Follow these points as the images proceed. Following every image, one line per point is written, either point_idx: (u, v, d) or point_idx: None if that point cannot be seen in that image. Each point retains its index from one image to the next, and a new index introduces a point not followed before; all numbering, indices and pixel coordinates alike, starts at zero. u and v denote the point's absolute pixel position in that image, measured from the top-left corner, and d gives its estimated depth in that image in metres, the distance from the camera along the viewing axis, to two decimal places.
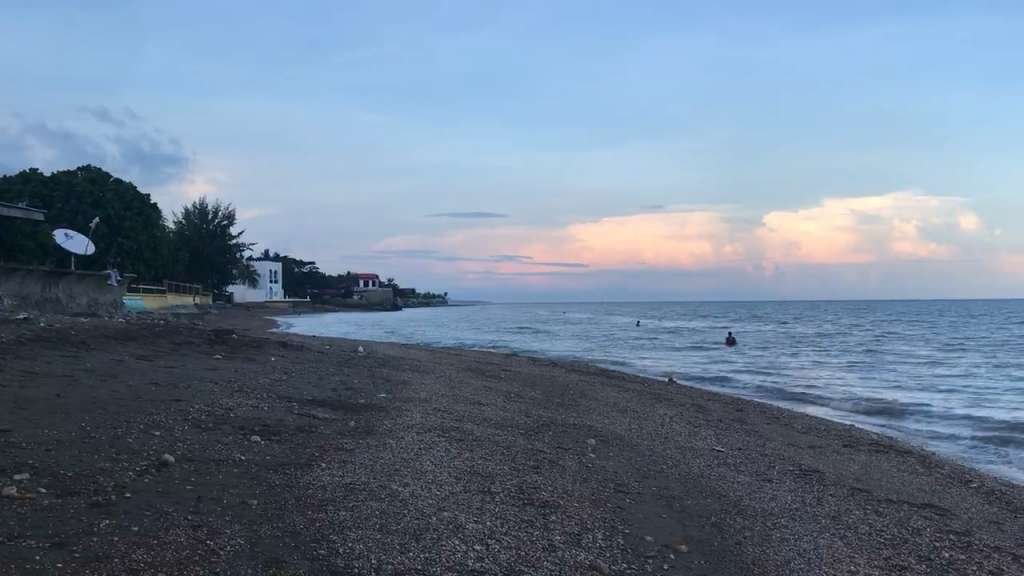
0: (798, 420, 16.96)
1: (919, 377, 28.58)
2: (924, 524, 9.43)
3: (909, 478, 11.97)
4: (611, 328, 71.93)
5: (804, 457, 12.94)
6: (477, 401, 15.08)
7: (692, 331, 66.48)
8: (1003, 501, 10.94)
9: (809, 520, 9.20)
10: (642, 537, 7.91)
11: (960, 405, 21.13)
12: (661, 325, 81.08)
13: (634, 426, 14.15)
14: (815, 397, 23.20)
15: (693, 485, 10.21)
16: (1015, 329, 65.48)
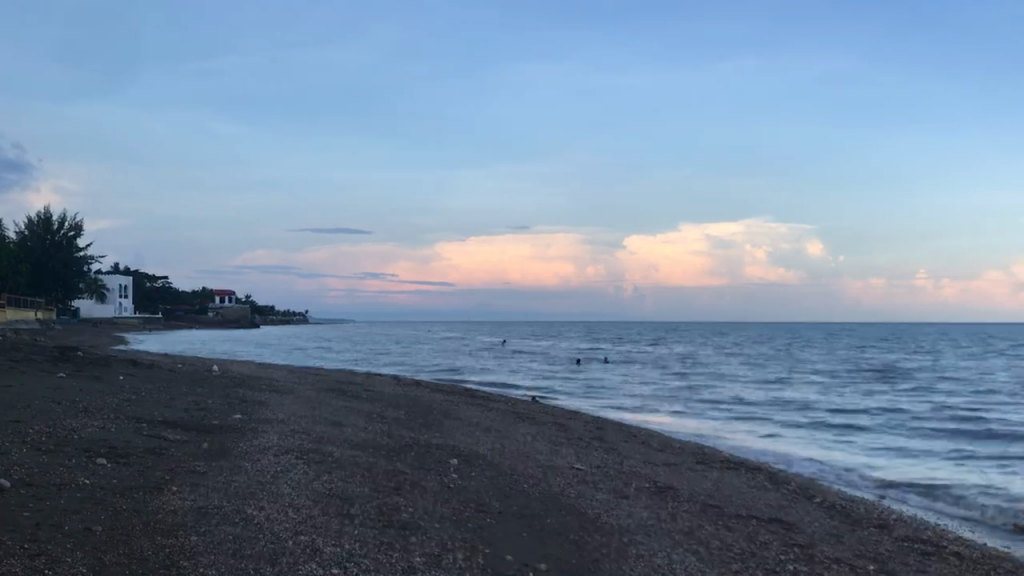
0: (654, 438, 17.39)
1: (764, 397, 29.81)
2: (772, 538, 9.84)
3: (757, 494, 12.45)
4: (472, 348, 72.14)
5: (659, 474, 13.30)
6: (337, 422, 14.81)
7: (551, 351, 67.36)
8: (843, 515, 11.57)
9: (663, 535, 9.45)
10: (502, 557, 7.93)
11: (803, 425, 22.13)
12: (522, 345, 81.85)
13: (496, 446, 14.24)
14: (670, 415, 23.86)
15: (553, 503, 10.31)
16: (845, 352, 69.39)
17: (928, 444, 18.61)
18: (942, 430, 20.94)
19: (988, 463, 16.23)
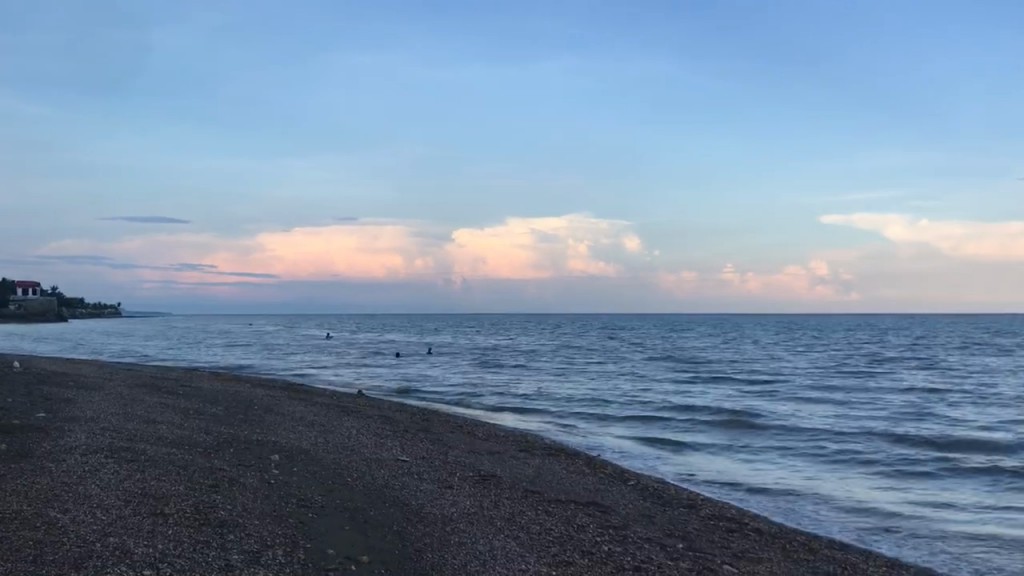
0: (479, 428, 17.69)
1: (586, 387, 30.81)
2: (589, 521, 10.24)
3: (575, 479, 12.93)
4: (300, 342, 67.23)
5: (482, 463, 13.55)
6: (150, 419, 14.22)
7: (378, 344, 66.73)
8: (656, 496, 12.18)
9: (486, 523, 9.65)
10: (324, 551, 7.89)
11: (620, 413, 23.09)
12: (348, 339, 77.13)
13: (319, 440, 14.06)
14: (494, 405, 24.32)
15: (377, 496, 10.33)
16: (660, 343, 72.56)
17: (738, 431, 19.79)
18: (750, 416, 22.30)
19: (791, 448, 17.46)
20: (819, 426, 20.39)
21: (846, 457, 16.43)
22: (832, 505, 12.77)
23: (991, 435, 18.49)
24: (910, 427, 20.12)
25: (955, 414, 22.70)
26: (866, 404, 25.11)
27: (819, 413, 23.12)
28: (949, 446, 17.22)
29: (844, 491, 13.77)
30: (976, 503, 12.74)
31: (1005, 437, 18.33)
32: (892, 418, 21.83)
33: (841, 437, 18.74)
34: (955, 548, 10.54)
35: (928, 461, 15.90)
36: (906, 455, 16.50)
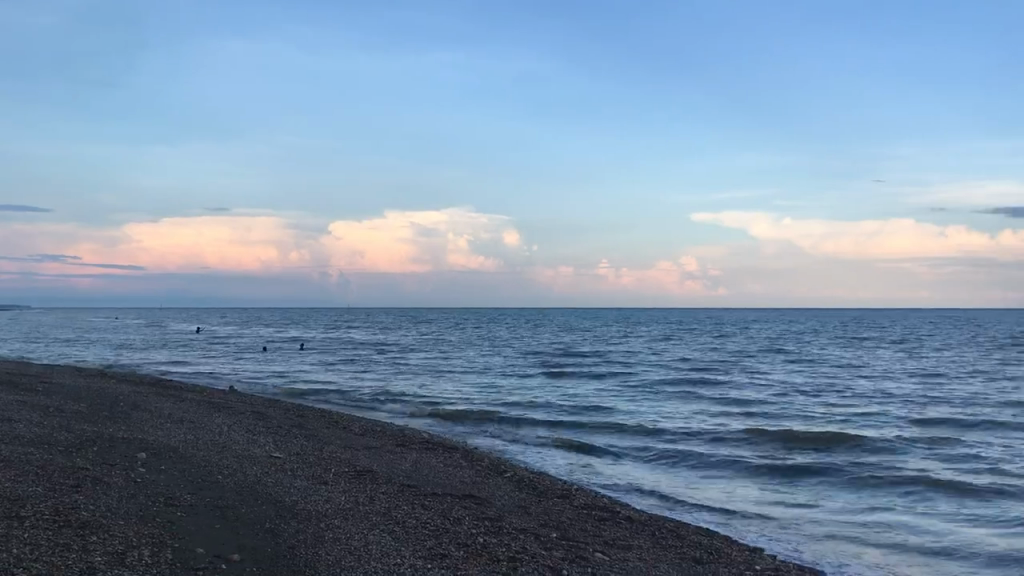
0: (355, 423, 17.51)
1: (463, 381, 30.78)
2: (464, 514, 10.31)
3: (452, 473, 12.98)
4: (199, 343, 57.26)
5: (358, 459, 13.44)
6: (5, 418, 13.50)
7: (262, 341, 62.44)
8: (531, 487, 12.35)
9: (361, 518, 9.59)
10: (193, 550, 7.70)
11: (496, 407, 23.20)
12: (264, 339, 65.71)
13: (190, 438, 13.67)
14: (370, 401, 24.04)
15: (249, 493, 10.12)
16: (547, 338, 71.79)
17: (613, 424, 20.21)
18: (624, 411, 22.76)
19: (665, 442, 17.94)
20: (690, 421, 20.99)
21: (714, 451, 16.96)
22: (700, 497, 13.21)
23: (848, 430, 19.47)
24: (773, 421, 20.93)
25: (816, 408, 23.76)
26: (734, 398, 26.01)
27: (688, 408, 23.80)
28: (811, 439, 18.02)
29: (714, 484, 14.24)
30: (835, 495, 13.39)
31: (861, 431, 19.31)
32: (757, 413, 22.63)
33: (710, 430, 19.38)
34: (817, 537, 11.06)
35: (789, 455, 16.57)
36: (771, 449, 17.18)
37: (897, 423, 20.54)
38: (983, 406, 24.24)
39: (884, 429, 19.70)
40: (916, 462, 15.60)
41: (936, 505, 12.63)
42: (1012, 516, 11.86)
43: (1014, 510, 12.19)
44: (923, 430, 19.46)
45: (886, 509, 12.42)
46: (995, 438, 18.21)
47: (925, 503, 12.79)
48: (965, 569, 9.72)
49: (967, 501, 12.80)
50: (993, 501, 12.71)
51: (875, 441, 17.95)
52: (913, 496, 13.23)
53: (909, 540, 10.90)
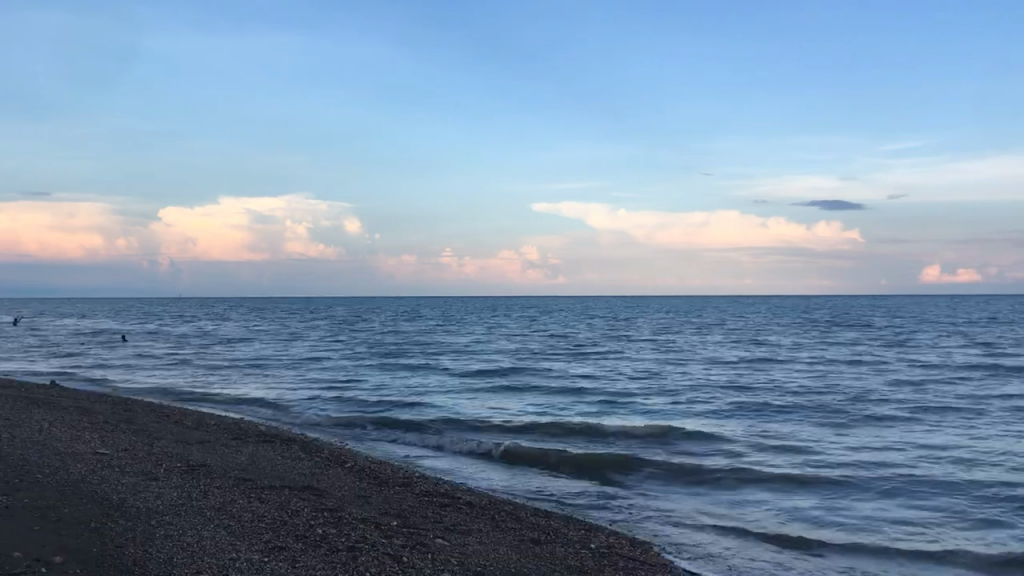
0: (188, 417, 16.89)
1: (299, 373, 30.15)
2: (302, 506, 10.17)
3: (290, 465, 12.75)
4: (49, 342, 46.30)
5: (191, 453, 12.98)
6: None
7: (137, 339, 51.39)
8: (372, 477, 12.29)
9: (194, 514, 9.31)
10: (10, 555, 7.27)
11: (335, 399, 22.85)
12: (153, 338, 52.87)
13: (4, 436, 12.82)
14: (202, 394, 23.19)
15: (72, 492, 9.62)
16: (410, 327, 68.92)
17: (454, 414, 20.35)
18: (464, 401, 22.86)
19: (507, 432, 18.17)
20: (531, 410, 21.37)
21: (552, 440, 17.30)
22: (541, 486, 13.47)
23: (680, 417, 20.32)
24: (607, 410, 21.54)
25: (649, 395, 24.66)
26: (572, 386, 26.68)
27: (526, 397, 24.17)
28: (643, 427, 18.65)
29: (556, 472, 14.57)
30: (670, 480, 13.94)
31: (693, 418, 20.18)
32: (593, 402, 23.22)
33: (551, 420, 19.80)
34: (652, 520, 11.49)
35: (624, 443, 17.10)
36: (609, 437, 17.69)
37: (725, 410, 21.60)
38: (802, 391, 25.82)
39: (710, 416, 20.64)
40: (744, 449, 16.44)
41: (763, 488, 13.36)
42: (831, 499, 12.69)
43: (832, 492, 13.04)
44: (748, 416, 20.55)
45: (719, 495, 13.03)
46: (810, 424, 19.40)
47: (753, 486, 13.50)
48: (789, 547, 10.34)
49: (790, 483, 13.60)
50: (814, 484, 13.56)
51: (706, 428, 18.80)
52: (742, 479, 13.95)
53: (740, 522, 11.48)
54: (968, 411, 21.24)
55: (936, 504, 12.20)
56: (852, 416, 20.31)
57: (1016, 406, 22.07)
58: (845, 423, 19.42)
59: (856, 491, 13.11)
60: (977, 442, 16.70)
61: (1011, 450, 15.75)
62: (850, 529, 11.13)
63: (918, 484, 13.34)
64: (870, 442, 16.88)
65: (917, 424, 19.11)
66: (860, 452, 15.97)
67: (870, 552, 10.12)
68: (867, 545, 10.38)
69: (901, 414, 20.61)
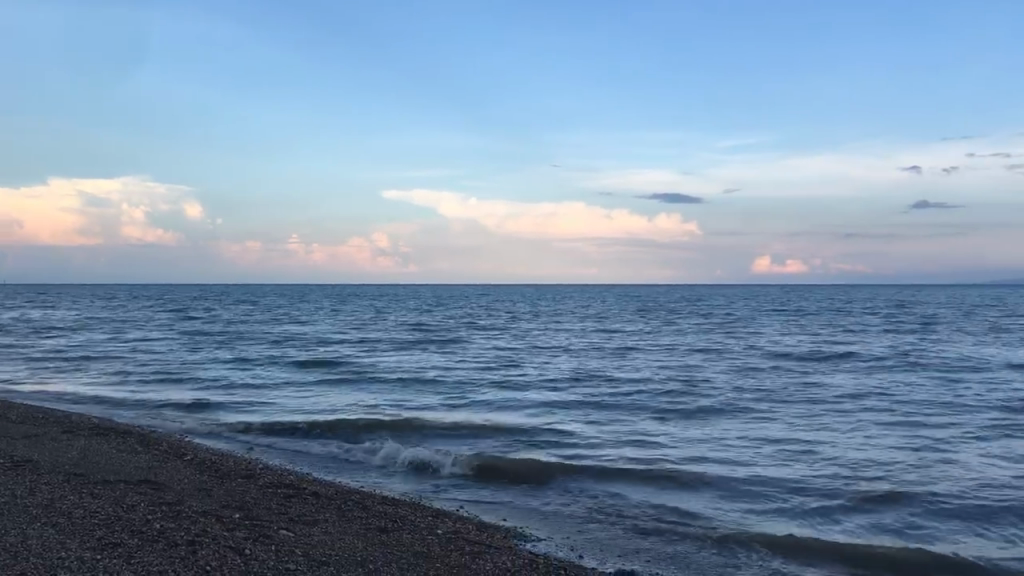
0: (12, 410, 15.93)
1: (136, 364, 28.88)
2: (138, 500, 9.80)
3: (126, 459, 12.24)
4: None
5: (16, 449, 12.25)
6: None
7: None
8: (214, 470, 11.95)
9: (19, 512, 8.81)
10: None
11: (175, 391, 22.06)
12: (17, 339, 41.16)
13: None
14: (27, 387, 21.88)
15: None
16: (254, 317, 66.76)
17: (303, 407, 19.99)
18: (310, 394, 22.48)
19: (354, 423, 18.03)
20: (378, 402, 21.23)
21: (400, 431, 17.24)
22: (391, 478, 13.43)
23: (530, 409, 20.65)
24: (455, 402, 21.65)
25: (502, 386, 24.91)
26: (423, 378, 26.66)
27: (374, 389, 24.01)
28: (491, 420, 18.84)
29: (406, 462, 14.55)
30: (518, 467, 14.17)
31: (543, 410, 20.54)
32: (441, 394, 23.27)
33: (400, 412, 19.75)
34: (501, 507, 11.64)
35: (472, 435, 17.22)
36: (457, 429, 17.81)
37: (574, 401, 22.08)
38: (647, 381, 26.71)
39: (557, 407, 21.06)
40: (593, 439, 16.87)
41: (610, 475, 13.75)
42: (675, 485, 13.19)
43: (676, 478, 13.55)
44: (595, 407, 21.11)
45: (569, 481, 13.32)
46: (651, 414, 20.10)
47: (601, 473, 13.88)
48: (633, 531, 10.67)
49: (636, 471, 14.05)
50: (659, 471, 14.06)
51: (556, 420, 19.17)
52: (591, 467, 14.31)
53: (588, 508, 11.77)
54: (801, 400, 22.48)
55: (771, 490, 12.87)
56: (695, 406, 21.15)
57: (839, 395, 23.56)
58: (683, 413, 20.21)
59: (698, 476, 13.67)
60: (807, 431, 17.74)
61: (838, 438, 16.80)
62: (688, 512, 11.62)
63: (755, 471, 14.02)
64: (711, 433, 17.64)
65: (754, 414, 20.10)
66: (702, 442, 16.66)
67: (707, 534, 10.61)
68: (707, 528, 10.84)
69: (740, 404, 21.61)
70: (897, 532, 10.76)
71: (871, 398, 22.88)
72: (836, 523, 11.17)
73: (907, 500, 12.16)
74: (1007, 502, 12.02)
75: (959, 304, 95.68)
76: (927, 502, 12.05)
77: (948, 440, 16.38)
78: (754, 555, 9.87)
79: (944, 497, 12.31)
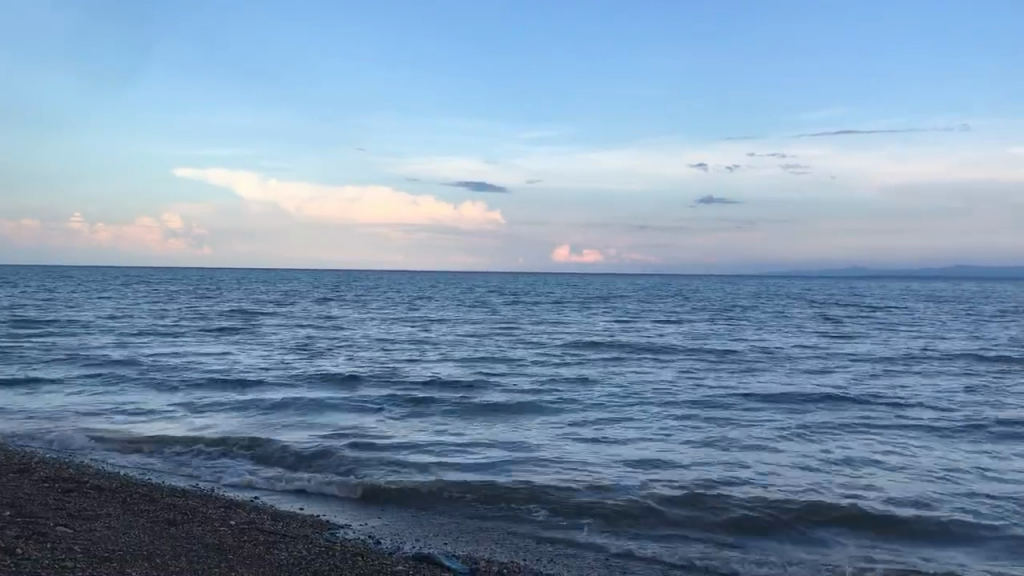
0: None
1: None
2: None
3: None
4: None
5: None
6: None
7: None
8: None
9: None
10: None
11: None
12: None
13: None
14: None
15: None
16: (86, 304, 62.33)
17: (88, 406, 18.78)
18: (97, 390, 21.18)
19: (144, 421, 17.11)
20: (173, 399, 20.27)
21: (196, 426, 16.52)
22: (178, 470, 12.82)
23: (335, 403, 20.28)
24: (255, 396, 20.98)
25: (304, 379, 24.33)
26: (219, 371, 25.58)
27: (168, 385, 22.86)
28: (292, 416, 18.33)
29: (195, 455, 13.92)
30: (318, 457, 13.86)
31: (347, 405, 20.16)
32: (241, 388, 22.46)
33: (196, 408, 18.91)
34: (297, 497, 11.38)
35: (273, 429, 16.70)
36: (257, 423, 17.23)
37: (378, 395, 21.83)
38: (453, 373, 26.77)
39: (362, 401, 20.78)
40: (399, 432, 16.76)
41: (413, 463, 13.72)
42: (477, 470, 13.28)
43: (478, 465, 13.68)
44: (402, 400, 20.98)
45: (370, 468, 13.15)
46: (456, 408, 20.17)
47: (404, 460, 13.82)
48: (430, 516, 10.73)
49: (442, 459, 14.11)
50: (463, 459, 14.14)
51: (359, 415, 18.92)
52: (393, 456, 14.20)
53: (389, 493, 11.68)
54: (601, 392, 23.19)
55: (571, 474, 13.21)
56: (499, 399, 21.39)
57: (637, 386, 24.51)
58: (488, 406, 20.41)
59: (500, 463, 13.83)
60: (606, 423, 18.35)
61: (636, 430, 17.51)
62: (490, 497, 11.74)
63: (556, 458, 14.33)
64: (514, 426, 17.94)
65: (557, 407, 20.55)
66: (505, 434, 16.88)
67: (507, 520, 10.77)
68: (507, 513, 11.01)
69: (544, 397, 22.06)
70: (685, 511, 11.30)
71: (667, 389, 23.91)
72: (631, 502, 11.60)
73: (698, 482, 12.81)
74: (786, 483, 12.88)
75: (755, 295, 101.29)
76: (714, 483, 12.75)
77: (736, 433, 17.36)
78: (550, 538, 10.14)
79: (730, 479, 13.04)
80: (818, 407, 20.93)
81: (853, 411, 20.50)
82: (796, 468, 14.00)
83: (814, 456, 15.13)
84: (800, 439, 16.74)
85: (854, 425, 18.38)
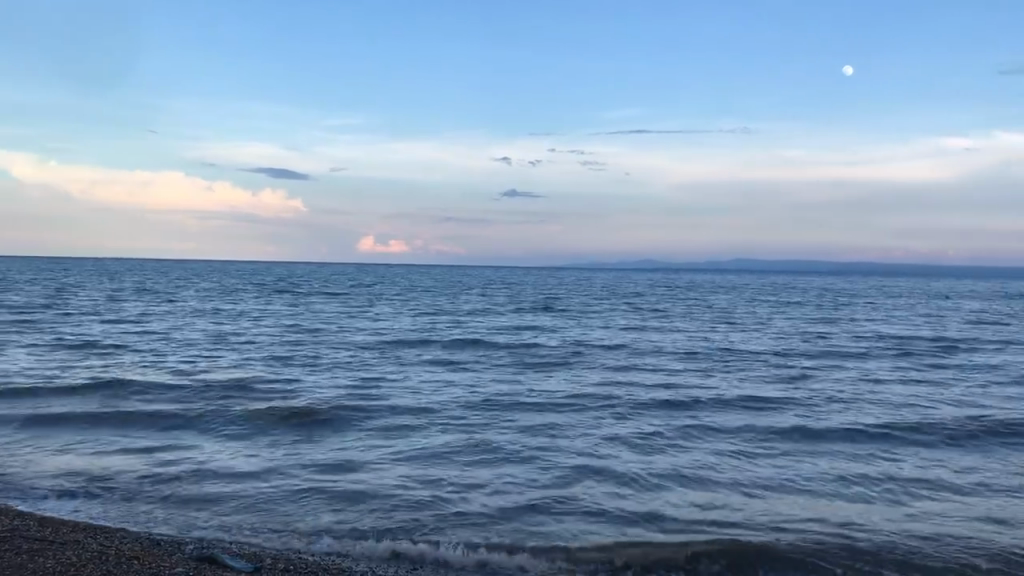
0: None
1: None
2: None
3: None
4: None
5: None
6: None
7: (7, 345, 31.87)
8: None
9: None
10: None
11: None
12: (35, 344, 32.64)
13: None
14: None
15: None
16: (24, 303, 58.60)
17: None
18: None
19: None
20: None
21: None
22: None
23: (129, 412, 19.21)
24: (38, 406, 19.56)
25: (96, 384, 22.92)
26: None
27: None
28: (79, 430, 17.19)
29: None
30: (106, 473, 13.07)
31: (134, 415, 19.00)
32: (24, 396, 20.88)
33: None
34: (74, 513, 10.68)
35: (58, 444, 15.59)
36: (39, 439, 16.05)
37: (175, 402, 20.84)
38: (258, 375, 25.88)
39: (157, 410, 19.75)
40: (198, 446, 16.04)
41: (210, 478, 13.16)
42: (271, 485, 12.88)
43: (279, 479, 13.28)
44: (202, 409, 20.09)
45: (154, 487, 12.47)
46: (259, 416, 19.51)
47: (199, 476, 13.24)
48: (219, 527, 10.31)
49: (241, 473, 13.61)
50: (263, 472, 13.69)
51: (152, 426, 17.98)
52: (185, 470, 13.56)
53: (175, 510, 11.17)
54: (408, 396, 22.97)
55: (370, 486, 13.05)
56: (302, 406, 20.78)
57: (446, 388, 24.52)
58: (294, 412, 19.86)
59: (299, 478, 13.46)
60: (414, 431, 18.26)
61: (445, 438, 17.52)
62: (290, 510, 11.44)
63: (355, 471, 14.04)
64: (320, 435, 17.55)
65: (364, 413, 20.27)
66: (310, 446, 16.48)
67: (302, 530, 10.51)
68: (301, 524, 10.72)
69: (349, 401, 21.70)
70: (480, 525, 11.38)
71: (475, 391, 23.98)
72: (429, 517, 11.58)
73: (501, 496, 12.96)
74: (582, 495, 13.22)
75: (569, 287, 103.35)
76: (516, 497, 12.93)
77: (537, 438, 17.69)
78: (339, 546, 9.99)
79: (528, 490, 13.28)
80: (620, 408, 21.63)
81: (653, 411, 21.34)
82: (595, 476, 14.42)
83: (614, 462, 15.62)
84: (602, 444, 17.25)
85: (652, 428, 19.13)
